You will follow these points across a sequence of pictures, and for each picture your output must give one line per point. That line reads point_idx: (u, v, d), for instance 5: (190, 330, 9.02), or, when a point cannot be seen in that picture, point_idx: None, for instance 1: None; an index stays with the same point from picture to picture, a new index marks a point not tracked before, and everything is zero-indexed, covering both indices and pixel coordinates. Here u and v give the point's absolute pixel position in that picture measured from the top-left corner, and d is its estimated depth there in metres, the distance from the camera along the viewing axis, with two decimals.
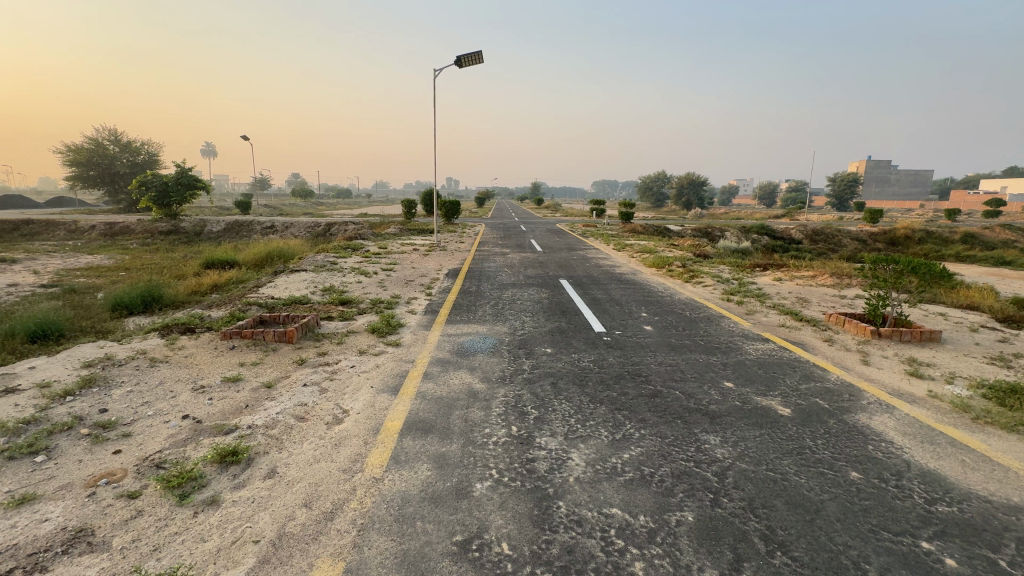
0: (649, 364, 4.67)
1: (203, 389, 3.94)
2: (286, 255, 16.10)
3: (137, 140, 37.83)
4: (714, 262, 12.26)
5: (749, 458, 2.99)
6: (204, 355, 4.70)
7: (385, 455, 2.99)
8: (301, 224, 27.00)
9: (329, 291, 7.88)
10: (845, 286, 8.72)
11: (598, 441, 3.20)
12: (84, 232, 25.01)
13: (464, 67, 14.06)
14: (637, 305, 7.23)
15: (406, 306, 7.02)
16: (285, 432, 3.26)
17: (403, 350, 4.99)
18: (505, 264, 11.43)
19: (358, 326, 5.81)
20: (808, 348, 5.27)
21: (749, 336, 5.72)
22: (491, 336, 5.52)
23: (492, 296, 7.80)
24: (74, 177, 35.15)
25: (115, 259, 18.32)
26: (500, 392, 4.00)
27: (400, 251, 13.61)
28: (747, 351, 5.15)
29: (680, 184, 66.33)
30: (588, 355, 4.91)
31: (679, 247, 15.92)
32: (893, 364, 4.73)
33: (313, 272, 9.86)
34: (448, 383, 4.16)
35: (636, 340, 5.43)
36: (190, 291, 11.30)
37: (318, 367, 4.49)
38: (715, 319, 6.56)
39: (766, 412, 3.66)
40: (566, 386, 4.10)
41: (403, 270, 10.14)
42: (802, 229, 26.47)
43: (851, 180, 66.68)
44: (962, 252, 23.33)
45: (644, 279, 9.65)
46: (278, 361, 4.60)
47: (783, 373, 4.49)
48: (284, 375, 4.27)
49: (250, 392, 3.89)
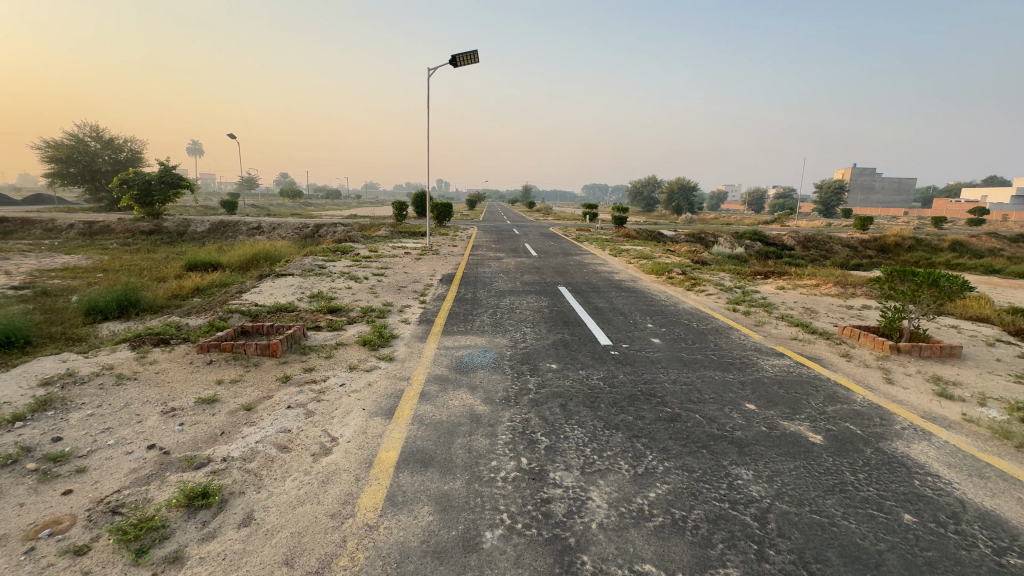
0: (663, 383, 4.34)
1: (174, 412, 3.53)
2: (273, 258, 15.58)
3: (119, 137, 36.89)
4: (713, 269, 12.03)
5: (790, 498, 2.67)
6: (178, 372, 4.27)
7: (380, 495, 2.62)
8: (289, 225, 26.35)
9: (317, 298, 7.46)
10: (850, 296, 8.52)
11: (619, 476, 2.85)
12: (61, 230, 24.15)
13: (460, 67, 13.71)
14: (641, 315, 6.93)
15: (399, 315, 6.63)
16: (264, 467, 2.86)
17: (398, 366, 4.61)
18: (501, 270, 11.08)
19: (348, 338, 5.42)
20: (826, 364, 5.00)
21: (763, 350, 5.44)
22: (491, 350, 5.16)
23: (490, 304, 7.43)
24: (53, 173, 34.09)
25: (93, 259, 17.61)
26: (505, 415, 3.64)
27: (392, 255, 13.16)
28: (763, 367, 4.86)
29: (670, 188, 66.51)
30: (597, 372, 4.58)
31: (675, 252, 15.71)
32: (919, 384, 4.47)
33: (300, 275, 9.43)
34: (448, 405, 3.80)
35: (645, 355, 5.11)
36: (170, 295, 10.77)
37: (303, 386, 4.09)
38: (724, 330, 6.27)
39: (797, 440, 3.36)
40: (575, 408, 3.77)
41: (395, 276, 9.73)
42: (794, 236, 26.51)
43: (837, 188, 67.53)
44: (951, 260, 23.50)
45: (644, 286, 9.37)
46: (260, 378, 4.20)
47: (806, 393, 4.20)
48: (265, 396, 3.87)
49: (227, 417, 3.49)
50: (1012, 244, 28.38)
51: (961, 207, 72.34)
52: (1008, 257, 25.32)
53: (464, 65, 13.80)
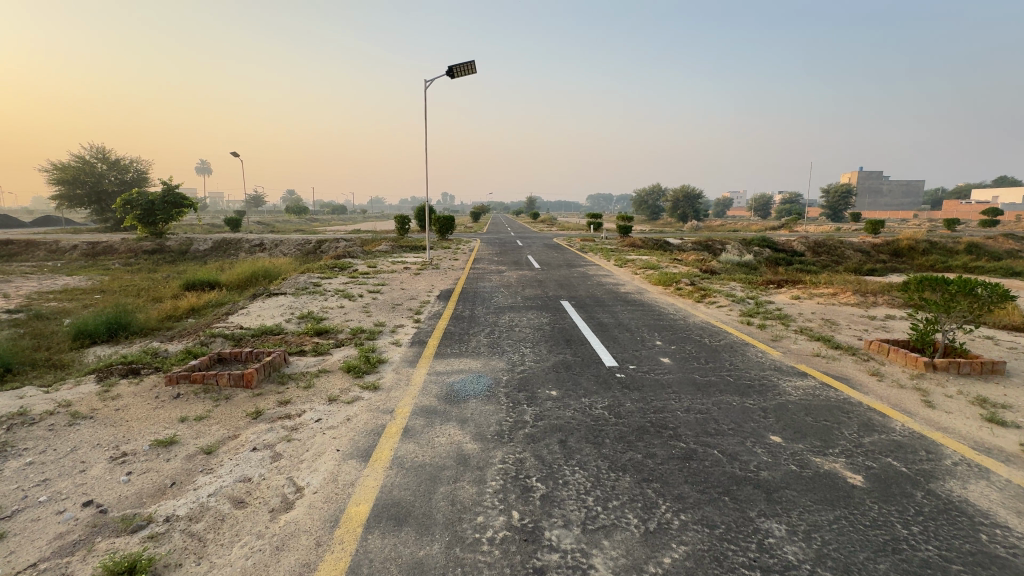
0: (675, 411, 3.89)
1: (124, 459, 3.14)
2: (272, 275, 15.31)
3: (126, 158, 37.28)
4: (723, 278, 11.54)
5: (833, 562, 2.22)
6: (139, 409, 3.88)
7: (341, 564, 2.21)
8: (291, 241, 26.21)
9: (306, 319, 7.08)
10: (871, 305, 8.03)
11: (627, 535, 2.41)
12: (65, 252, 24.14)
13: (458, 78, 13.48)
14: (649, 331, 6.48)
15: (390, 336, 6.23)
16: (210, 529, 2.45)
17: (382, 396, 4.19)
18: (502, 284, 10.69)
19: (332, 364, 5.03)
20: (856, 385, 4.52)
21: (783, 370, 4.98)
22: (485, 375, 4.73)
23: (487, 322, 7.02)
24: (59, 195, 34.39)
25: (93, 280, 17.46)
26: (496, 455, 3.21)
27: (390, 271, 12.81)
28: (787, 391, 4.39)
29: (674, 196, 66.28)
30: (601, 399, 4.14)
31: (683, 261, 15.27)
32: (964, 408, 3.98)
33: (293, 294, 9.10)
34: (433, 444, 3.37)
35: (654, 378, 4.68)
36: (164, 316, 10.48)
37: (275, 423, 3.69)
38: (739, 347, 5.80)
39: (833, 482, 2.90)
40: (576, 445, 3.34)
41: (392, 292, 9.38)
42: (804, 241, 25.90)
43: (845, 192, 66.71)
44: (970, 263, 22.75)
45: (652, 299, 8.93)
46: (229, 414, 3.81)
47: (836, 421, 3.74)
48: (231, 436, 3.47)
49: (182, 464, 3.09)
50: None
51: (973, 209, 71.02)
52: None
53: (461, 76, 13.57)
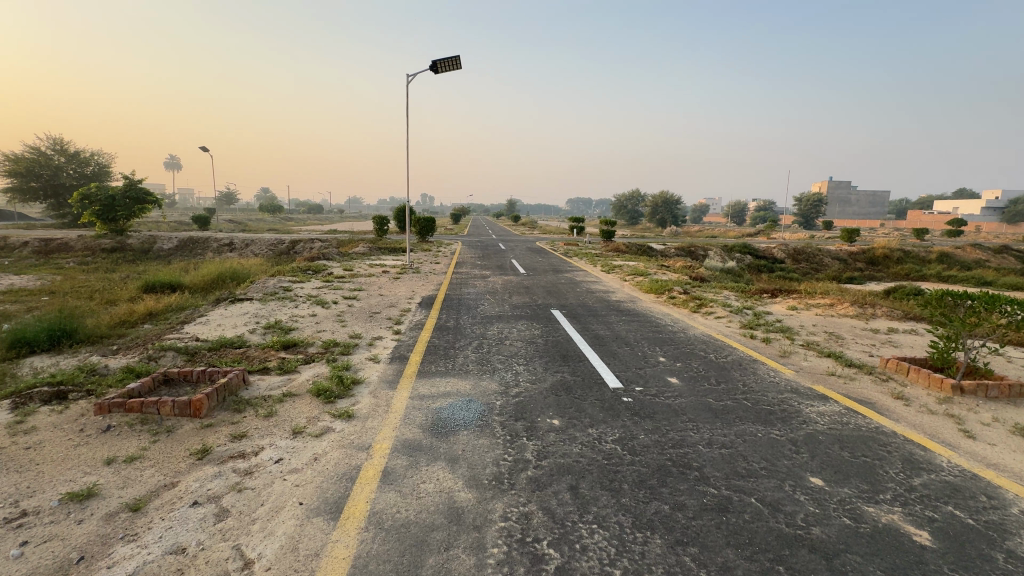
0: (697, 445, 3.40)
1: (21, 522, 2.46)
2: (240, 277, 14.36)
3: (86, 150, 35.28)
4: (715, 287, 11.23)
5: None
6: (55, 448, 3.17)
7: None
8: (264, 241, 25.07)
9: (272, 329, 6.37)
10: (870, 317, 7.77)
11: None
12: (13, 248, 22.45)
13: (441, 73, 12.88)
14: (650, 345, 6.00)
15: (368, 350, 5.61)
16: None
17: (357, 428, 3.58)
18: (486, 291, 10.11)
19: (299, 386, 4.38)
20: (885, 411, 4.11)
21: (801, 391, 4.57)
22: (476, 400, 4.16)
23: (474, 334, 6.44)
24: (11, 188, 32.23)
25: (44, 280, 16.16)
26: (496, 509, 2.65)
27: (367, 275, 12.07)
28: (812, 418, 3.95)
29: (654, 201, 66.88)
30: (610, 430, 3.62)
31: (671, 267, 15.02)
32: (1008, 440, 3.60)
33: (261, 300, 8.35)
34: (419, 493, 2.78)
35: (666, 403, 4.19)
36: (116, 322, 9.54)
37: (226, 464, 3.05)
38: (749, 364, 5.37)
39: (898, 542, 2.44)
40: (590, 492, 2.81)
41: (369, 299, 8.71)
42: (783, 248, 26.13)
43: (817, 200, 68.67)
44: (943, 271, 23.26)
45: (646, 308, 8.51)
46: (170, 454, 3.15)
47: (876, 457, 3.32)
48: (167, 485, 2.82)
49: (96, 528, 2.43)
50: (996, 254, 28.53)
51: (935, 220, 73.95)
52: (995, 268, 25.28)
53: (445, 71, 12.96)
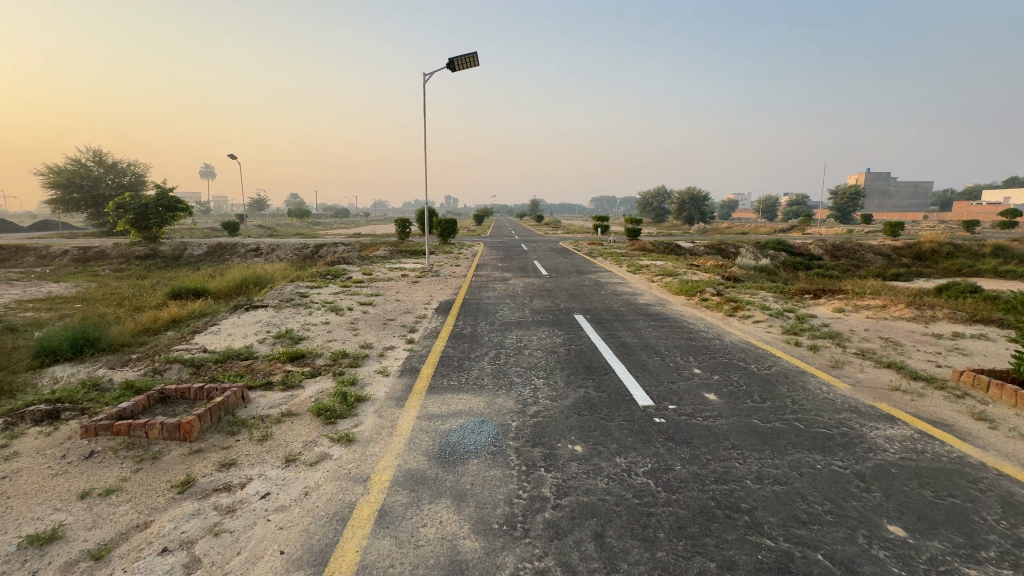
0: (746, 481, 2.90)
1: None
2: (262, 283, 14.39)
3: (123, 161, 36.60)
4: (750, 287, 10.54)
5: None
6: (31, 478, 2.92)
7: None
8: (289, 245, 25.37)
9: (282, 339, 6.12)
10: (929, 320, 7.00)
11: None
12: (54, 257, 23.31)
13: (458, 70, 12.54)
14: (682, 355, 5.48)
15: (378, 362, 5.28)
16: None
17: (356, 456, 3.23)
18: (506, 295, 9.69)
19: (301, 404, 4.07)
20: (967, 437, 3.50)
21: (862, 410, 3.98)
22: (489, 422, 3.75)
23: (491, 342, 6.04)
24: (55, 200, 33.70)
25: (80, 287, 16.62)
26: (507, 565, 2.23)
27: (386, 279, 11.85)
28: (880, 446, 3.37)
29: (680, 198, 65.22)
30: (641, 459, 3.16)
31: (701, 267, 14.30)
32: None
33: (275, 307, 8.18)
34: (417, 541, 2.39)
35: (704, 425, 3.69)
36: (140, 329, 9.57)
37: (207, 499, 2.74)
38: (796, 377, 4.79)
39: None
40: (619, 542, 2.36)
41: (385, 305, 8.44)
42: (821, 244, 24.79)
43: (853, 192, 65.31)
44: (1000, 267, 21.56)
45: (677, 312, 7.93)
46: (149, 486, 2.85)
47: (968, 499, 2.75)
48: (140, 525, 2.51)
49: None
50: None
51: (985, 211, 69.53)
52: None
53: (463, 69, 12.62)
